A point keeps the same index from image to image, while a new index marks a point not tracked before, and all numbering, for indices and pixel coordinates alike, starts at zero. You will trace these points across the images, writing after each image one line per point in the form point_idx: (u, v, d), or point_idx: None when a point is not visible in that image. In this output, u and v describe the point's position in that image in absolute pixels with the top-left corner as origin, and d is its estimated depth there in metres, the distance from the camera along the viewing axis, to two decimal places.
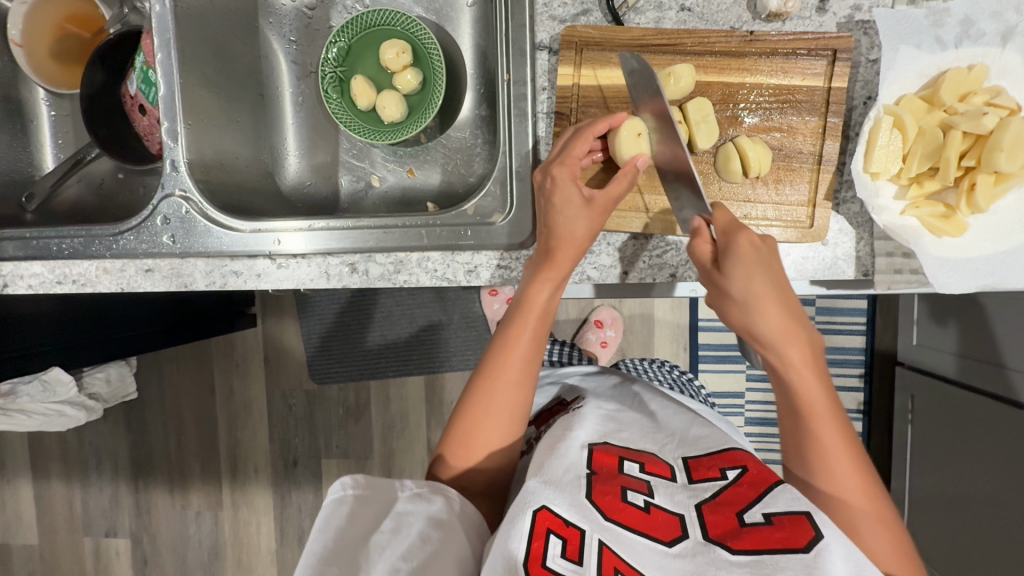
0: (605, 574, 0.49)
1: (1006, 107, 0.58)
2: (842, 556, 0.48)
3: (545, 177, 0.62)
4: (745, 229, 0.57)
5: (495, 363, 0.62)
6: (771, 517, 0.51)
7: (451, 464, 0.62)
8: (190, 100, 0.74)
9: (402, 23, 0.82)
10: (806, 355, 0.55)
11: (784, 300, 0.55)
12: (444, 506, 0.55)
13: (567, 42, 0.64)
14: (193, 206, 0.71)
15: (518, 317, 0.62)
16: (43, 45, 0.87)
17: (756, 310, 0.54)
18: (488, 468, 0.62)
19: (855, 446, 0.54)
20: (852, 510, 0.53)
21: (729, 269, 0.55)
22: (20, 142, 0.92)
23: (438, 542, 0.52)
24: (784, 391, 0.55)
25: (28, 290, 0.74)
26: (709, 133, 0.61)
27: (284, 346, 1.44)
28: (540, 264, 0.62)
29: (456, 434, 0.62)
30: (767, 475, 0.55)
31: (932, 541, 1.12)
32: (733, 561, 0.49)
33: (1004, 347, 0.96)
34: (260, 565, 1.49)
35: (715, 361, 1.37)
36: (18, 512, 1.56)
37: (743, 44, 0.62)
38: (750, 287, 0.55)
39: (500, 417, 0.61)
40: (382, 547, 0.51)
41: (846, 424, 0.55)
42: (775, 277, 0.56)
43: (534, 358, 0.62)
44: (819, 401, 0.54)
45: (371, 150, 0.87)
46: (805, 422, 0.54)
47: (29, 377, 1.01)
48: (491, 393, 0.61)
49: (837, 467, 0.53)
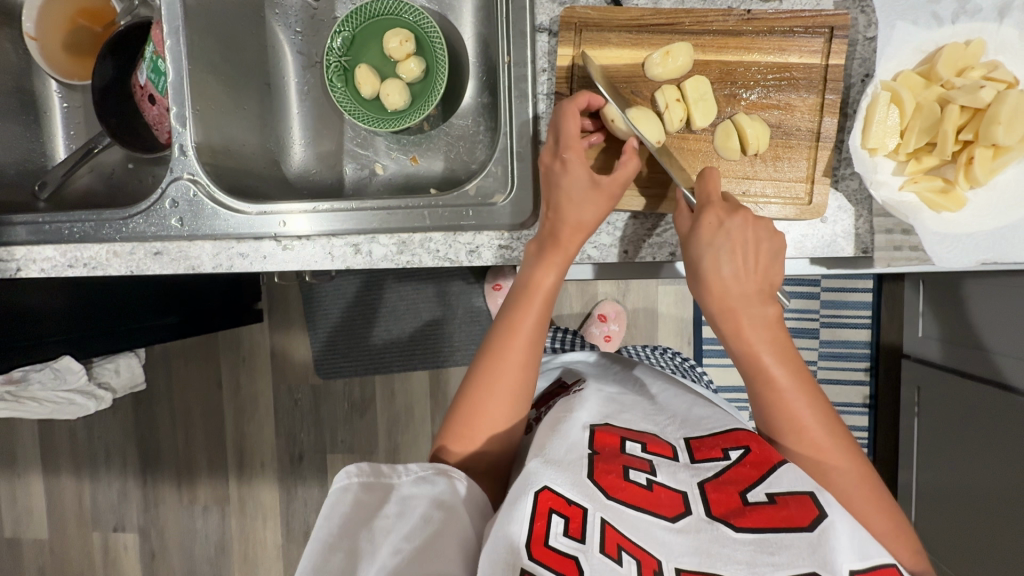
0: (608, 551, 0.48)
1: (1003, 81, 0.59)
2: (847, 535, 0.49)
3: (550, 166, 0.63)
4: (713, 206, 0.57)
5: (495, 347, 0.63)
6: (775, 497, 0.51)
7: (456, 442, 0.62)
8: (197, 87, 0.75)
9: (405, 12, 0.83)
10: (775, 346, 0.56)
11: (739, 271, 0.56)
12: (448, 488, 0.54)
13: (566, 24, 0.65)
14: (200, 189, 0.73)
15: (519, 302, 0.63)
16: (57, 38, 0.88)
17: (700, 285, 0.57)
18: (492, 444, 0.62)
19: (833, 425, 0.56)
20: (839, 483, 0.54)
21: (686, 247, 0.58)
22: (33, 133, 0.94)
23: (442, 522, 0.51)
24: (754, 385, 0.56)
25: (40, 273, 0.76)
26: (707, 110, 0.62)
27: (289, 340, 1.45)
28: (540, 249, 0.63)
29: (461, 416, 0.62)
30: (769, 453, 0.54)
31: (938, 535, 1.11)
32: (738, 539, 0.49)
33: (1005, 332, 0.96)
34: (266, 560, 1.50)
35: (719, 355, 1.37)
36: (29, 507, 1.57)
37: (740, 22, 0.63)
38: (705, 268, 0.56)
39: (504, 399, 0.62)
40: (388, 529, 0.51)
41: (822, 404, 0.56)
42: (732, 255, 0.56)
43: (537, 342, 0.63)
44: (792, 390, 0.55)
45: (375, 138, 0.89)
46: (778, 407, 0.56)
47: (39, 365, 1.00)
48: (494, 374, 0.62)
49: (822, 444, 0.55)
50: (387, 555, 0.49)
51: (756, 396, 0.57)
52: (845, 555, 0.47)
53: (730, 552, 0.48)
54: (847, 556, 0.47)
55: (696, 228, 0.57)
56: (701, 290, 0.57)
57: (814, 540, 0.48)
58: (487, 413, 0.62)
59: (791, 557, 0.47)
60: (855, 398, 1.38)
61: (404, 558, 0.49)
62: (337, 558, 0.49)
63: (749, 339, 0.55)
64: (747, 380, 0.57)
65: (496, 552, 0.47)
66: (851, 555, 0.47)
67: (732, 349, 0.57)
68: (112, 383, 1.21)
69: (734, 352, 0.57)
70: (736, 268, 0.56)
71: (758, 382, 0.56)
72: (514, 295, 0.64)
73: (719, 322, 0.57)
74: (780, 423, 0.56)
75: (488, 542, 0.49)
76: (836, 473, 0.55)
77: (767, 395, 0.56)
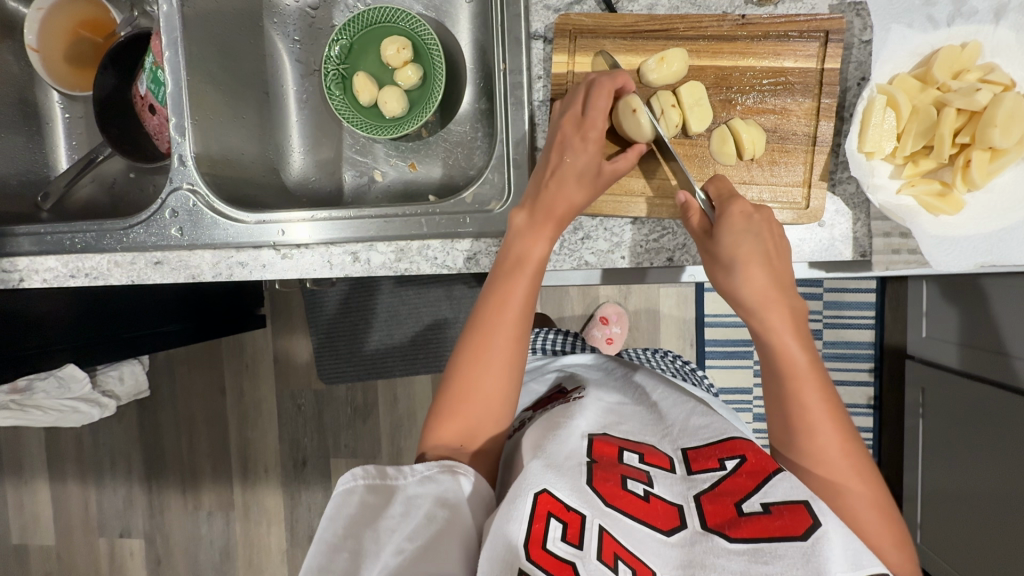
0: (605, 559, 0.48)
1: (1000, 84, 0.59)
2: (839, 545, 0.47)
3: (565, 134, 0.61)
4: (739, 198, 0.58)
5: (483, 325, 0.60)
6: (769, 506, 0.51)
7: (448, 423, 0.59)
8: (197, 97, 0.76)
9: (401, 19, 0.83)
10: (803, 348, 0.55)
11: (771, 268, 0.56)
12: (452, 486, 0.53)
13: (561, 30, 0.65)
14: (200, 199, 0.73)
15: (507, 276, 0.61)
16: (59, 51, 0.89)
17: (741, 274, 0.56)
18: (480, 435, 0.59)
19: (851, 437, 0.55)
20: (845, 496, 0.53)
21: (718, 236, 0.57)
22: (36, 143, 0.95)
23: (445, 521, 0.50)
24: (778, 388, 0.56)
25: (43, 283, 0.76)
26: (702, 116, 0.62)
27: (292, 347, 1.45)
28: (530, 220, 0.61)
29: (449, 398, 0.60)
30: (766, 463, 0.54)
31: (946, 539, 1.10)
32: (731, 549, 0.48)
33: (1010, 333, 0.95)
34: (271, 565, 1.51)
35: (722, 356, 1.37)
36: (35, 513, 1.58)
37: (735, 28, 0.63)
38: (739, 256, 0.56)
39: (496, 377, 0.59)
40: (392, 530, 0.50)
41: (842, 414, 0.55)
42: (765, 245, 0.57)
43: (529, 313, 0.61)
44: (817, 396, 0.54)
45: (374, 145, 0.89)
46: (798, 406, 0.54)
47: (45, 373, 1.04)
48: (484, 347, 0.60)
49: (830, 452, 0.54)
50: (390, 554, 0.48)
51: (778, 400, 0.56)
52: (838, 564, 0.46)
53: (723, 562, 0.47)
54: (840, 566, 0.46)
55: (726, 215, 0.57)
56: (734, 279, 0.57)
57: (807, 549, 0.47)
58: (468, 402, 0.59)
59: (783, 568, 0.46)
60: (860, 399, 1.38)
61: (408, 559, 0.48)
62: (342, 558, 0.49)
63: (779, 331, 0.55)
64: (772, 375, 0.56)
65: (493, 554, 0.47)
66: (842, 565, 0.46)
67: (761, 340, 0.57)
68: (115, 390, 1.22)
69: (760, 344, 0.57)
70: (766, 257, 0.56)
71: (785, 384, 0.55)
72: (501, 269, 0.62)
73: (747, 310, 0.57)
74: (794, 422, 0.55)
75: (487, 540, 0.49)
76: (842, 483, 0.53)
77: (788, 393, 0.55)
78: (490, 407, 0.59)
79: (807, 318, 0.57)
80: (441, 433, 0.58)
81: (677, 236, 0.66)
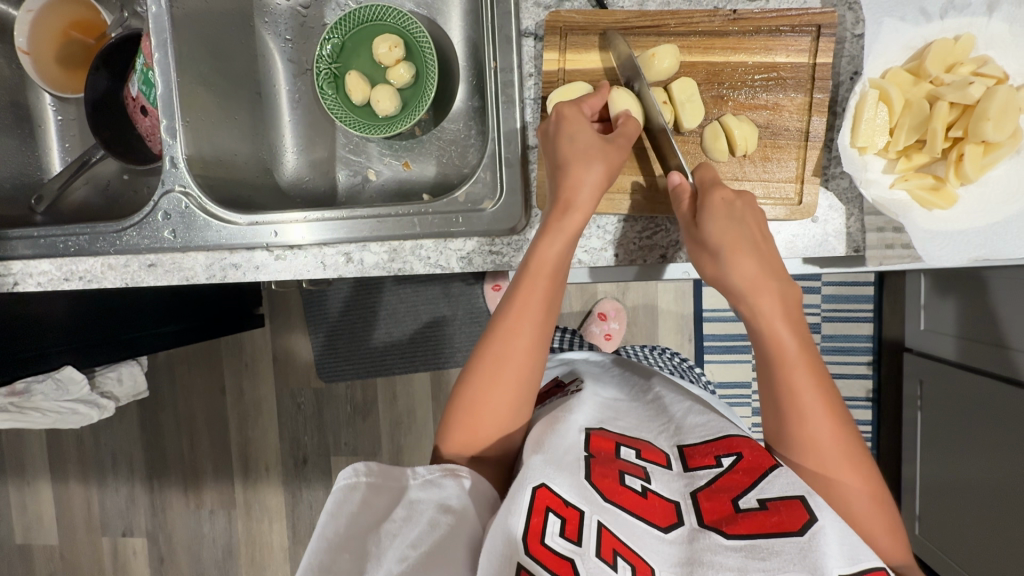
0: (604, 556, 0.48)
1: (992, 77, 0.59)
2: (836, 540, 0.47)
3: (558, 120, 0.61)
4: (721, 185, 0.57)
5: (501, 335, 0.60)
6: (766, 502, 0.51)
7: (458, 432, 0.60)
8: (187, 97, 0.76)
9: (392, 17, 0.82)
10: (795, 334, 0.55)
11: (759, 254, 0.56)
12: (455, 492, 0.54)
13: (551, 28, 0.64)
14: (192, 201, 0.73)
15: (523, 284, 0.60)
16: (50, 54, 0.89)
17: (728, 262, 0.56)
18: (481, 444, 0.60)
19: (845, 427, 0.55)
20: (839, 487, 0.54)
21: (703, 223, 0.56)
22: (29, 147, 0.95)
23: (448, 527, 0.51)
24: (771, 378, 0.56)
25: (38, 287, 0.76)
26: (695, 112, 0.62)
27: (290, 346, 1.45)
28: (548, 219, 0.61)
29: (460, 410, 0.61)
30: (762, 460, 0.54)
31: (948, 531, 1.10)
32: (729, 546, 0.48)
33: (1010, 325, 0.95)
34: (273, 563, 1.51)
35: (721, 351, 1.37)
36: (39, 513, 1.59)
37: (726, 23, 0.62)
38: (725, 244, 0.56)
39: (508, 384, 0.60)
40: (394, 534, 0.50)
41: (836, 402, 0.55)
42: (750, 232, 0.57)
43: (546, 324, 0.61)
44: (809, 386, 0.54)
45: (368, 144, 0.89)
46: (792, 395, 0.54)
47: (42, 376, 1.03)
48: (496, 359, 0.60)
49: (823, 442, 0.54)
50: (393, 561, 0.48)
51: (771, 390, 0.56)
52: (835, 560, 0.46)
53: (721, 559, 0.47)
54: (836, 561, 0.46)
55: (707, 203, 0.57)
56: (722, 268, 0.56)
57: (804, 545, 0.47)
58: (483, 414, 0.60)
59: (781, 563, 0.46)
60: (858, 392, 1.38)
61: (411, 565, 0.48)
62: (343, 559, 0.49)
63: (771, 321, 0.55)
64: (765, 365, 0.56)
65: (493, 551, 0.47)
66: (840, 560, 0.46)
67: (756, 329, 0.56)
68: (114, 392, 1.22)
69: (754, 334, 0.57)
70: (754, 245, 0.56)
71: (776, 370, 0.55)
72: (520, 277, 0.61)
73: (738, 299, 0.57)
74: (785, 410, 0.55)
75: (488, 537, 0.49)
76: (835, 474, 0.54)
77: (783, 383, 0.55)
78: (503, 417, 0.60)
79: (799, 304, 0.57)
80: (451, 443, 0.61)
81: (669, 233, 0.66)
